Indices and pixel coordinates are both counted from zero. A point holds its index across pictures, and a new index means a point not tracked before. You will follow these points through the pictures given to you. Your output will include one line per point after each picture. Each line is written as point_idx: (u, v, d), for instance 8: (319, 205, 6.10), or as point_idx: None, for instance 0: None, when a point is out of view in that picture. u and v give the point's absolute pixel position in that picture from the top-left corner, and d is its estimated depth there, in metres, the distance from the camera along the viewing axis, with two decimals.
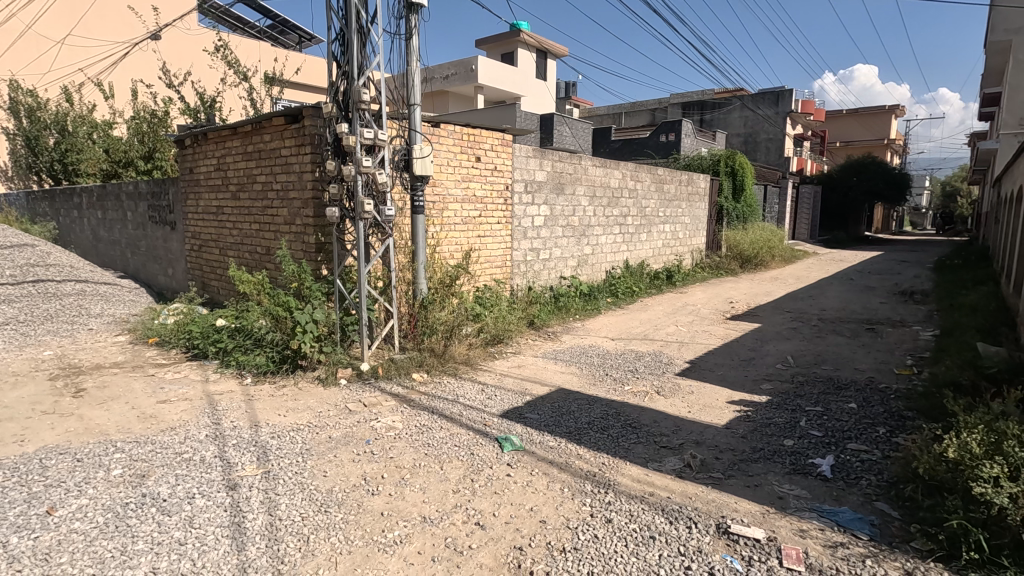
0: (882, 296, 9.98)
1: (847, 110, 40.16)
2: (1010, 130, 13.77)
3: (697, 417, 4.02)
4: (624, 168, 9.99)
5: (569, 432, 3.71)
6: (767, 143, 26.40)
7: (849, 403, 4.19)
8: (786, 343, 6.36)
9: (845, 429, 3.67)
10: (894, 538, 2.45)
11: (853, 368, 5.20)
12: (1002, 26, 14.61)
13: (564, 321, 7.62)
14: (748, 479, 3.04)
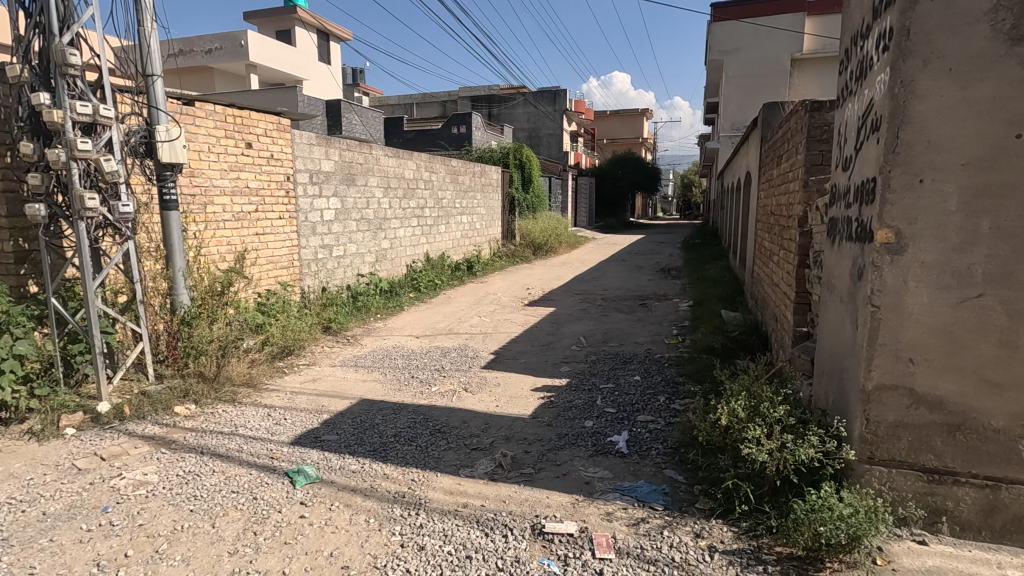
0: (648, 274, 11.48)
1: (610, 112, 45.78)
2: (728, 134, 16.95)
3: (505, 410, 3.99)
4: (418, 159, 9.72)
5: (374, 450, 3.34)
6: (549, 138, 28.65)
7: (634, 376, 4.60)
8: (578, 324, 6.83)
9: (633, 402, 3.99)
10: (682, 503, 2.66)
11: (634, 342, 5.78)
12: (717, 48, 17.53)
13: (365, 322, 7.11)
14: (557, 469, 3.06)
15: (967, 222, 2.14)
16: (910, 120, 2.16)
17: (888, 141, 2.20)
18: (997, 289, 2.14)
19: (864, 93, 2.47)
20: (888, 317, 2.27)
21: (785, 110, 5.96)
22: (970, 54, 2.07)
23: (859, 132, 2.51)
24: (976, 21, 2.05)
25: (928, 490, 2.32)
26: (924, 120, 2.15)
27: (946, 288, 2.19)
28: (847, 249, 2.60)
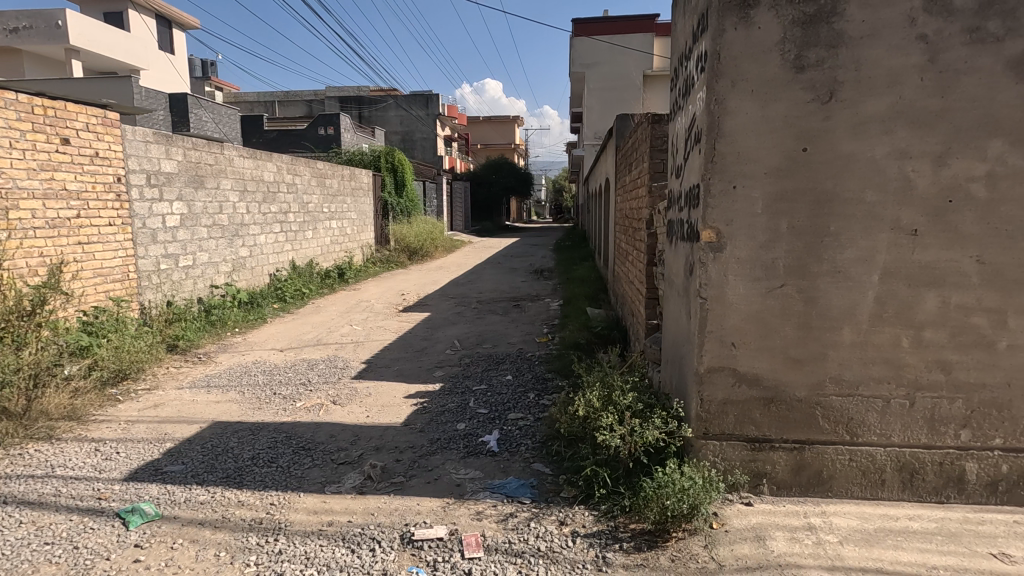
0: (522, 275, 11.83)
1: (483, 118, 46.56)
2: (592, 142, 17.99)
3: (376, 420, 3.87)
4: (278, 161, 9.10)
5: (227, 477, 3.06)
6: (423, 142, 28.38)
7: (506, 376, 4.71)
8: (453, 327, 6.85)
9: (505, 401, 4.08)
10: (548, 494, 2.78)
11: (507, 343, 5.92)
12: (579, 60, 18.61)
13: (220, 338, 6.49)
14: (428, 474, 3.04)
15: (770, 223, 2.49)
16: (724, 133, 2.46)
17: (707, 151, 2.49)
18: (795, 279, 2.51)
19: (688, 108, 2.77)
20: (714, 308, 2.56)
21: (635, 121, 6.47)
22: (766, 77, 2.42)
23: (687, 143, 2.81)
24: (769, 50, 2.40)
25: (751, 457, 2.65)
26: (735, 134, 2.46)
27: (758, 279, 2.53)
28: (682, 247, 2.90)
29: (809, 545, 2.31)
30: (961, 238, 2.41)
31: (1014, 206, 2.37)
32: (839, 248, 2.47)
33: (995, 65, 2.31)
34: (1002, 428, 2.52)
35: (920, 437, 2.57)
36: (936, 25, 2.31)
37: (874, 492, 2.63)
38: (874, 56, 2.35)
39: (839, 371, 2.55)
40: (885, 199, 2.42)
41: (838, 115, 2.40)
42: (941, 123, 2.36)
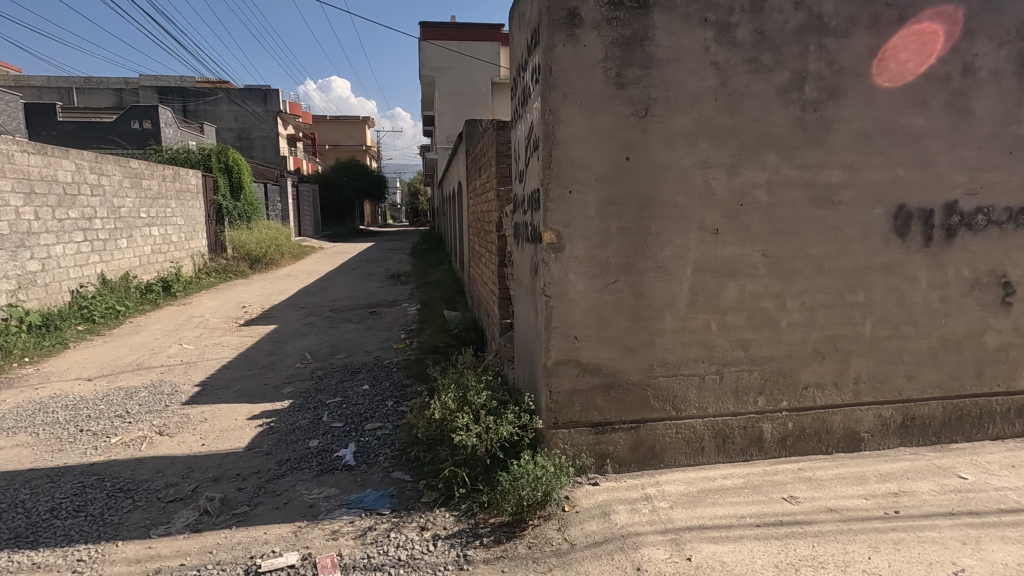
0: (378, 281, 11.49)
1: (331, 117, 44.37)
2: (444, 146, 18.08)
3: (214, 448, 3.49)
4: (77, 158, 7.77)
5: (16, 537, 2.54)
6: (262, 141, 26.20)
7: (362, 385, 4.55)
8: (303, 339, 6.43)
9: (361, 412, 3.94)
10: (408, 501, 2.74)
11: (362, 352, 5.72)
12: (428, 64, 18.62)
13: (3, 372, 5.35)
14: (277, 499, 2.82)
15: (602, 224, 2.73)
16: (558, 141, 2.64)
17: (545, 158, 2.65)
18: (625, 275, 2.78)
19: (527, 116, 2.92)
20: (557, 304, 2.74)
21: (483, 127, 6.63)
22: (593, 91, 2.64)
23: (527, 150, 2.96)
24: (594, 67, 2.62)
25: (596, 440, 2.88)
26: (568, 142, 2.65)
27: (594, 277, 2.76)
28: (528, 249, 3.05)
29: (646, 513, 2.57)
30: (751, 235, 2.87)
31: (787, 208, 2.88)
32: (660, 247, 2.79)
33: (768, 91, 2.78)
34: (787, 392, 3.04)
35: (729, 406, 2.99)
36: (724, 55, 2.71)
37: (697, 458, 3.02)
38: (679, 78, 2.69)
39: (664, 355, 2.88)
40: (693, 203, 2.78)
41: (653, 128, 2.70)
42: (732, 138, 2.78)
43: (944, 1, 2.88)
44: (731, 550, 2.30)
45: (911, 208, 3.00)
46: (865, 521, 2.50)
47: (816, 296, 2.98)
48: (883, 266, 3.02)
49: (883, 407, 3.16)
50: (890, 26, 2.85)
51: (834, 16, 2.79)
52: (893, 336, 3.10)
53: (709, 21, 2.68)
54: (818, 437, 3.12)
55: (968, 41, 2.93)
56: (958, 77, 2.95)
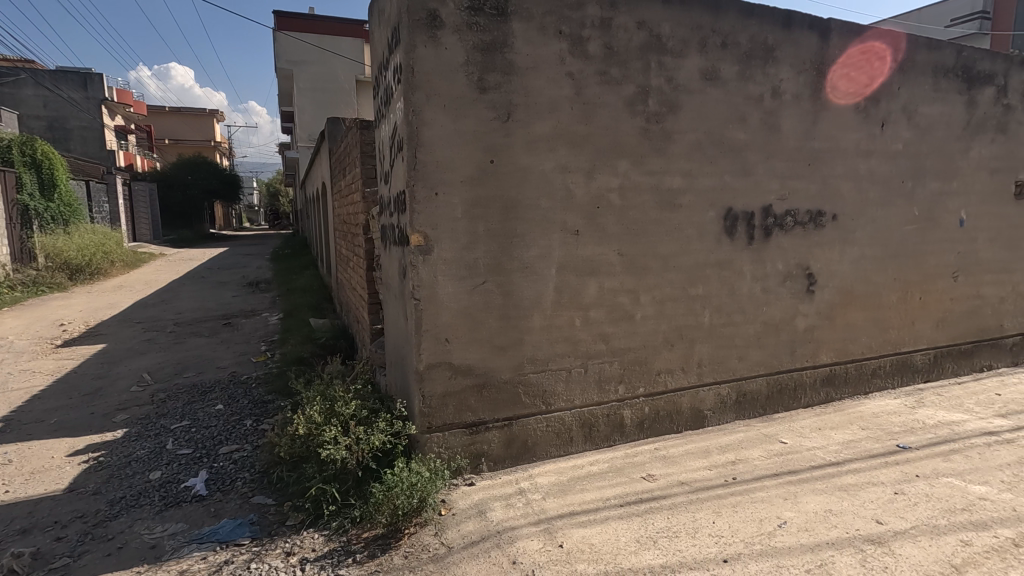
0: (234, 290, 10.50)
1: (170, 108, 39.65)
2: (305, 144, 17.04)
3: (23, 495, 2.93)
4: None
5: None
6: (82, 132, 22.62)
7: (215, 405, 4.12)
8: (141, 358, 5.65)
9: (214, 435, 3.57)
10: (271, 526, 2.53)
11: (215, 368, 5.18)
12: (284, 56, 17.41)
13: None
14: (109, 545, 2.45)
15: (469, 226, 2.76)
16: (423, 143, 2.61)
17: (409, 160, 2.61)
18: (494, 276, 2.83)
19: (391, 116, 2.86)
20: (427, 307, 2.71)
21: (346, 125, 6.35)
22: (456, 94, 2.65)
23: (391, 151, 2.90)
24: (456, 70, 2.64)
25: (471, 441, 2.90)
26: (432, 144, 2.63)
27: (463, 278, 2.77)
28: (396, 251, 2.98)
29: (520, 507, 2.65)
30: (607, 235, 3.08)
31: (637, 211, 3.14)
32: (525, 247, 2.88)
33: (618, 103, 3.00)
34: (644, 379, 3.31)
35: (594, 397, 3.19)
36: (578, 66, 2.88)
37: (566, 448, 3.17)
38: (538, 85, 2.81)
39: (533, 352, 2.98)
40: (555, 205, 2.92)
41: (516, 133, 2.79)
42: (587, 144, 2.96)
43: (756, 32, 3.33)
44: (598, 532, 2.44)
45: (737, 210, 3.42)
46: (709, 489, 2.80)
47: (664, 291, 3.28)
48: (717, 262, 3.41)
49: (721, 387, 3.57)
50: (716, 50, 3.23)
51: (671, 37, 3.10)
52: (727, 323, 3.52)
53: (563, 34, 2.83)
54: (670, 418, 3.44)
55: (779, 68, 3.44)
56: (848, 100, 3.70)
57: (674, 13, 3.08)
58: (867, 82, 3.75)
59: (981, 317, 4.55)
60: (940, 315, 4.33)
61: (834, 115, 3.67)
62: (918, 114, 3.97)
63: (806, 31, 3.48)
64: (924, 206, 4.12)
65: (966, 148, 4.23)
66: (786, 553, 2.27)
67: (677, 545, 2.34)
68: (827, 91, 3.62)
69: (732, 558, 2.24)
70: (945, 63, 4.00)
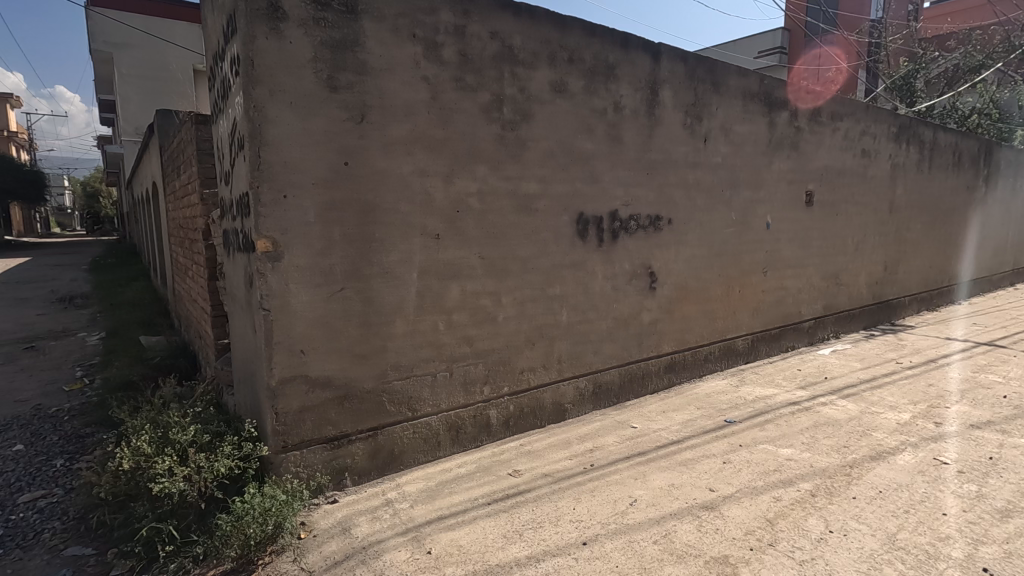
0: (37, 308, 8.85)
1: None
2: (130, 138, 14.91)
3: None
4: None
5: None
6: None
7: (12, 446, 3.44)
8: None
9: (10, 481, 2.97)
10: None
11: (12, 401, 4.32)
12: (100, 36, 15.10)
13: None
14: None
15: (323, 231, 2.62)
16: (267, 142, 2.43)
17: (252, 159, 2.41)
18: (352, 282, 2.73)
19: (230, 111, 2.63)
20: (278, 318, 2.53)
21: (180, 119, 5.70)
22: (303, 91, 2.51)
23: (232, 149, 2.66)
24: (303, 66, 2.50)
25: (332, 456, 2.75)
26: (279, 143, 2.46)
27: (318, 286, 2.63)
28: (240, 258, 2.74)
29: (387, 519, 2.58)
30: (468, 239, 3.12)
31: (496, 215, 3.22)
32: (385, 252, 2.81)
33: (473, 109, 3.06)
34: (508, 378, 3.41)
35: (460, 399, 3.21)
36: (433, 70, 2.89)
37: (434, 453, 3.15)
38: (392, 88, 2.76)
39: (397, 358, 2.92)
40: (414, 209, 2.89)
41: (370, 135, 2.72)
42: (445, 149, 2.98)
43: (598, 50, 3.60)
44: (467, 533, 2.46)
45: (587, 215, 3.67)
46: (571, 477, 2.97)
47: (524, 292, 3.41)
48: (571, 263, 3.63)
49: (579, 380, 3.81)
50: (564, 65, 3.44)
51: (522, 49, 3.23)
52: (582, 321, 3.76)
53: (417, 37, 2.82)
54: (534, 414, 3.58)
55: (619, 84, 3.76)
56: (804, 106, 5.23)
57: (524, 26, 3.22)
58: (692, 102, 4.24)
59: (785, 305, 5.38)
60: (755, 305, 5.05)
61: (666, 130, 4.10)
62: (732, 131, 4.59)
63: (641, 53, 3.85)
64: (740, 212, 4.77)
65: (770, 162, 4.97)
66: (637, 528, 2.48)
67: (542, 535, 2.45)
68: (660, 108, 4.03)
69: (591, 540, 2.40)
70: (751, 89, 4.67)
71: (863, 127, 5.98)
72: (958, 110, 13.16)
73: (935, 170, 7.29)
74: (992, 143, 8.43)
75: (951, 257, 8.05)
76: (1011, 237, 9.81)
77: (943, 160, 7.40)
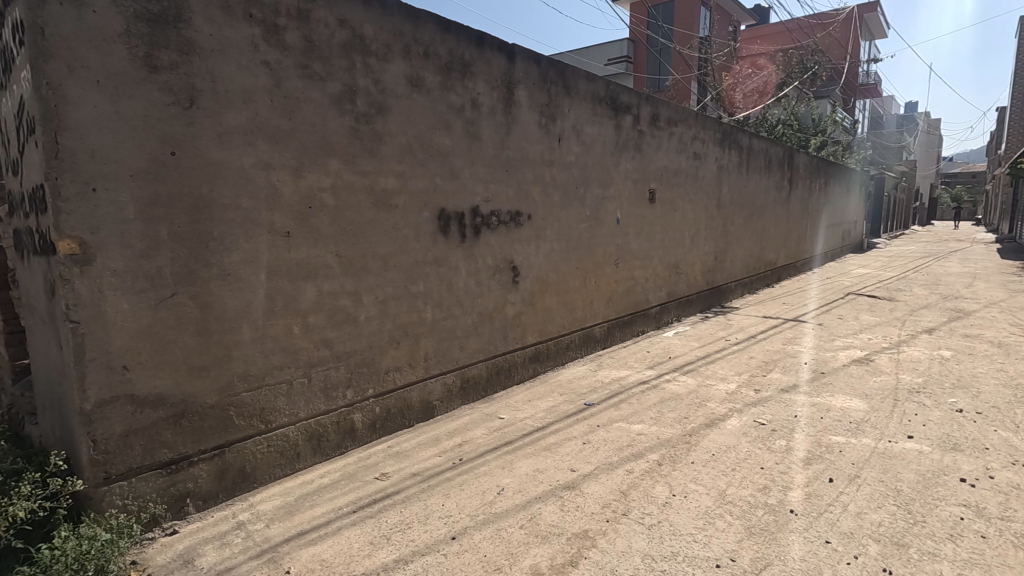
0: None
1: None
2: None
3: None
4: None
5: None
6: None
7: None
8: None
9: None
10: None
11: None
12: None
13: None
14: None
15: (146, 229, 2.31)
16: (66, 125, 2.08)
17: (46, 145, 2.04)
18: (185, 287, 2.45)
19: (14, 87, 2.20)
20: (91, 330, 2.18)
21: None
22: (112, 69, 2.19)
23: (19, 133, 2.24)
24: (111, 40, 2.17)
25: (168, 482, 2.45)
26: (82, 127, 2.12)
27: (142, 292, 2.32)
28: (37, 263, 2.32)
29: (238, 543, 2.36)
30: (321, 237, 2.95)
31: (352, 212, 3.09)
32: (225, 251, 2.56)
33: (322, 99, 2.90)
34: (371, 380, 3.30)
35: (319, 406, 3.04)
36: (273, 55, 2.68)
37: (292, 466, 2.95)
38: (226, 71, 2.51)
39: (244, 367, 2.69)
40: (258, 205, 2.67)
41: (201, 122, 2.45)
42: (292, 140, 2.78)
43: (453, 46, 3.61)
44: (330, 545, 2.34)
45: (449, 211, 3.68)
46: (439, 474, 2.97)
47: (385, 290, 3.32)
48: (434, 260, 3.61)
49: (447, 376, 3.81)
50: (418, 59, 3.39)
51: (374, 40, 3.13)
52: (447, 317, 3.76)
53: (254, 18, 2.59)
54: (401, 414, 3.51)
55: (476, 82, 3.80)
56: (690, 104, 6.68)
57: (375, 16, 3.11)
58: (546, 102, 4.43)
59: (635, 294, 5.87)
60: (609, 294, 5.44)
61: (522, 128, 4.23)
62: (583, 133, 4.88)
63: (496, 52, 3.93)
64: (593, 208, 5.10)
65: (617, 162, 5.38)
66: (505, 516, 2.55)
67: (411, 535, 2.41)
68: (516, 108, 4.15)
69: (460, 533, 2.42)
70: (599, 94, 5.00)
71: (694, 133, 6.71)
72: (769, 120, 15.34)
73: (751, 172, 8.42)
74: (793, 150, 9.97)
75: (765, 247, 9.38)
76: (809, 230, 11.73)
77: (757, 164, 8.58)
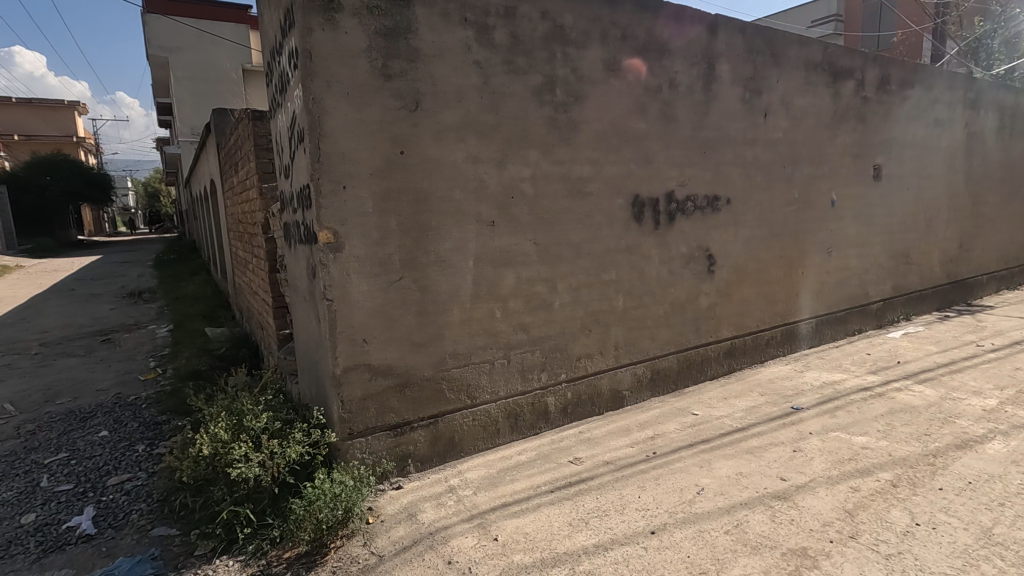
0: (109, 299, 9.12)
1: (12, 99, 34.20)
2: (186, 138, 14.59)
3: None
4: None
5: None
6: None
7: (99, 432, 3.60)
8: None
9: (99, 466, 3.11)
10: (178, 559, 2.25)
11: (92, 391, 4.45)
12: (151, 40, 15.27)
13: None
14: None
15: (381, 221, 2.64)
16: (326, 133, 2.45)
17: (312, 151, 2.44)
18: (409, 272, 2.74)
19: (289, 105, 2.68)
20: (340, 307, 2.57)
21: (235, 116, 5.70)
22: (358, 81, 2.52)
23: (292, 142, 2.70)
24: (357, 56, 2.50)
25: (394, 443, 2.79)
26: (335, 133, 2.48)
27: (377, 275, 2.66)
28: (302, 250, 2.80)
29: (451, 505, 2.60)
30: (520, 225, 3.08)
31: (548, 200, 3.17)
32: (440, 240, 2.81)
33: (525, 92, 3.01)
34: (564, 364, 3.37)
35: (517, 387, 3.20)
36: (483, 54, 2.85)
37: (493, 440, 3.15)
38: (444, 73, 2.74)
39: (454, 346, 2.93)
40: (468, 196, 2.87)
41: (424, 123, 2.71)
42: (497, 134, 2.94)
43: (651, 25, 3.47)
44: (532, 521, 2.45)
45: (642, 197, 3.58)
46: (632, 465, 2.92)
47: (578, 277, 3.35)
48: (625, 248, 3.54)
49: (637, 367, 3.73)
50: (616, 42, 3.33)
51: (573, 28, 3.15)
52: (637, 306, 3.67)
53: (468, 21, 2.78)
54: (591, 401, 3.54)
55: (673, 61, 3.61)
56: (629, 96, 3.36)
57: (575, 4, 3.13)
58: (750, 75, 4.04)
59: (850, 286, 5.11)
60: (817, 286, 4.82)
61: (722, 105, 3.92)
62: (793, 104, 4.36)
63: (696, 26, 3.69)
64: (801, 189, 4.54)
65: (832, 136, 4.70)
66: (707, 518, 2.41)
67: (608, 523, 2.41)
68: (716, 83, 3.86)
69: (660, 529, 2.35)
70: (813, 59, 4.41)
71: (935, 95, 5.58)
72: None
73: (1015, 138, 6.74)
74: None
75: None
76: None
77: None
